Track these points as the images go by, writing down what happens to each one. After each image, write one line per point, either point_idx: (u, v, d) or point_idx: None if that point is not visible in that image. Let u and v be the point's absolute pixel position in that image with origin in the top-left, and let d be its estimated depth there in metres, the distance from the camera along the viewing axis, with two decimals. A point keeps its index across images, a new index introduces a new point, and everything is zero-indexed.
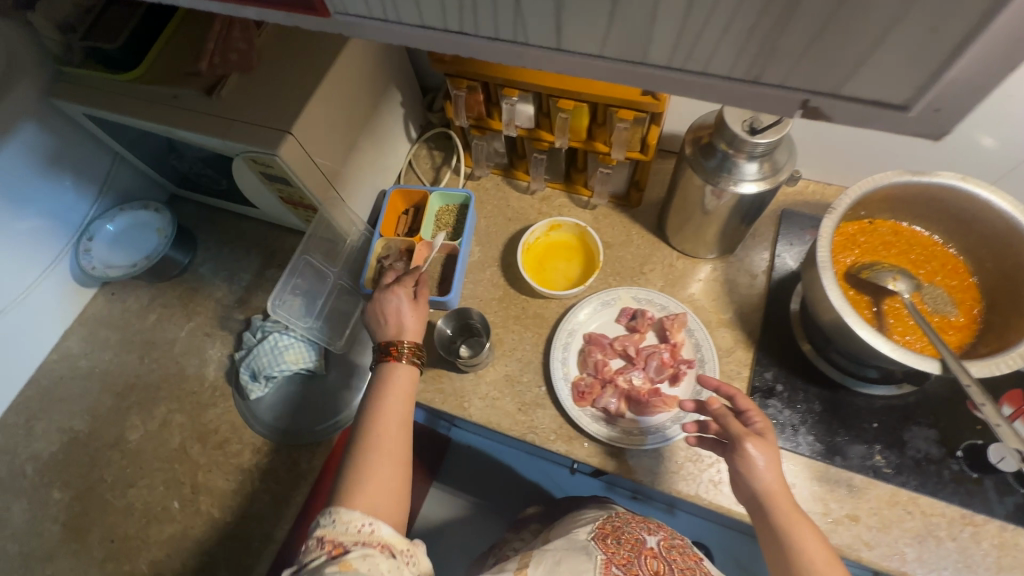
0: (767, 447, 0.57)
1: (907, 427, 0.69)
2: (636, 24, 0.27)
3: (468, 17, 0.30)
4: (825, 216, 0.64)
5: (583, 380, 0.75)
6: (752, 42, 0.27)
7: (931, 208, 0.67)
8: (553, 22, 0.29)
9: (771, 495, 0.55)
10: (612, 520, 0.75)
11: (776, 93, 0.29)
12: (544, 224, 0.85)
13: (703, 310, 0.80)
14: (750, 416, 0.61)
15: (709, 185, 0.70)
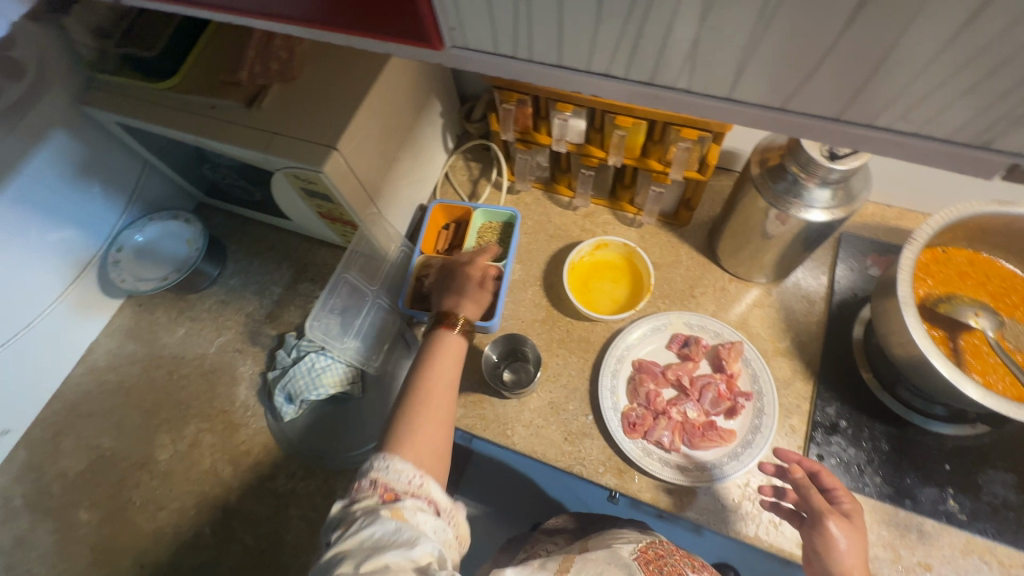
0: (849, 524, 0.53)
1: (982, 470, 0.65)
2: (830, 79, 0.27)
3: (625, 61, 0.30)
4: (905, 246, 0.60)
5: (634, 411, 0.72)
6: (969, 103, 0.26)
7: (1014, 238, 0.63)
8: (734, 72, 0.28)
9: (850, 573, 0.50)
10: (655, 546, 0.59)
11: (977, 155, 0.28)
12: (590, 243, 0.82)
13: (758, 338, 0.76)
14: (836, 493, 0.56)
15: (774, 209, 0.66)
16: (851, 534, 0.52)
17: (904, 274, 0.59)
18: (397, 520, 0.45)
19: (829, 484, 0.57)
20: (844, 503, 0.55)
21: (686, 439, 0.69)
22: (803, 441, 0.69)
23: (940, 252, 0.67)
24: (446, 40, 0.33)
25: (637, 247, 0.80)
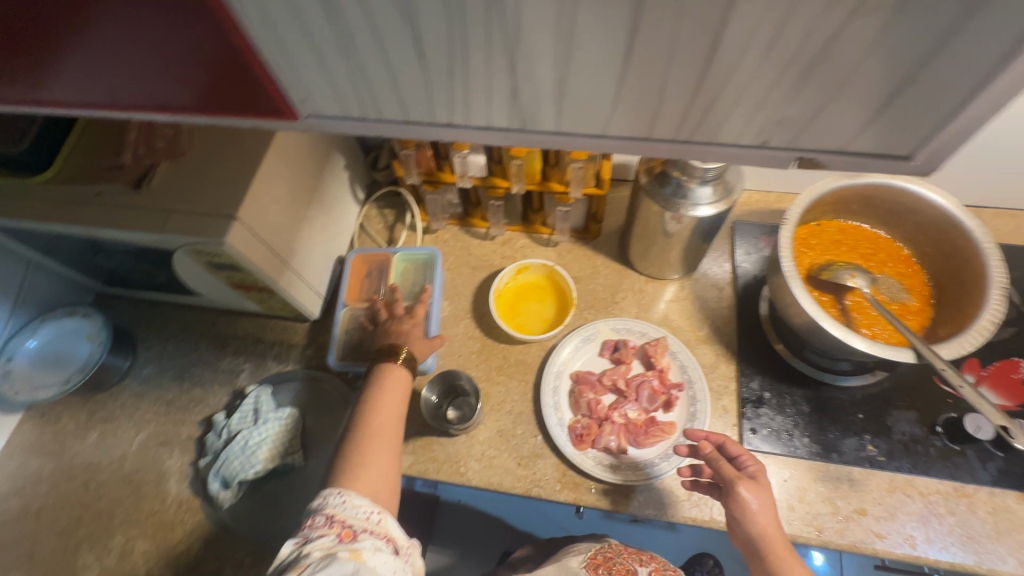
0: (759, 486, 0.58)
1: (888, 412, 0.72)
2: (638, 109, 0.32)
3: (458, 110, 0.35)
4: (780, 227, 0.67)
5: (578, 422, 0.74)
6: (754, 115, 0.31)
7: (870, 204, 0.72)
8: (551, 111, 0.33)
9: (760, 535, 0.55)
10: (604, 550, 0.69)
11: (775, 154, 0.34)
12: (511, 269, 0.84)
13: (680, 330, 0.81)
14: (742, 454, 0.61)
15: (668, 212, 0.72)
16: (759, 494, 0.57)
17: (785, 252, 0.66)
18: (355, 560, 0.47)
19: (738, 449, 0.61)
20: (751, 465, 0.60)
21: (631, 439, 0.72)
22: (736, 418, 0.74)
23: (813, 225, 0.75)
24: (297, 110, 0.37)
25: (556, 266, 0.83)
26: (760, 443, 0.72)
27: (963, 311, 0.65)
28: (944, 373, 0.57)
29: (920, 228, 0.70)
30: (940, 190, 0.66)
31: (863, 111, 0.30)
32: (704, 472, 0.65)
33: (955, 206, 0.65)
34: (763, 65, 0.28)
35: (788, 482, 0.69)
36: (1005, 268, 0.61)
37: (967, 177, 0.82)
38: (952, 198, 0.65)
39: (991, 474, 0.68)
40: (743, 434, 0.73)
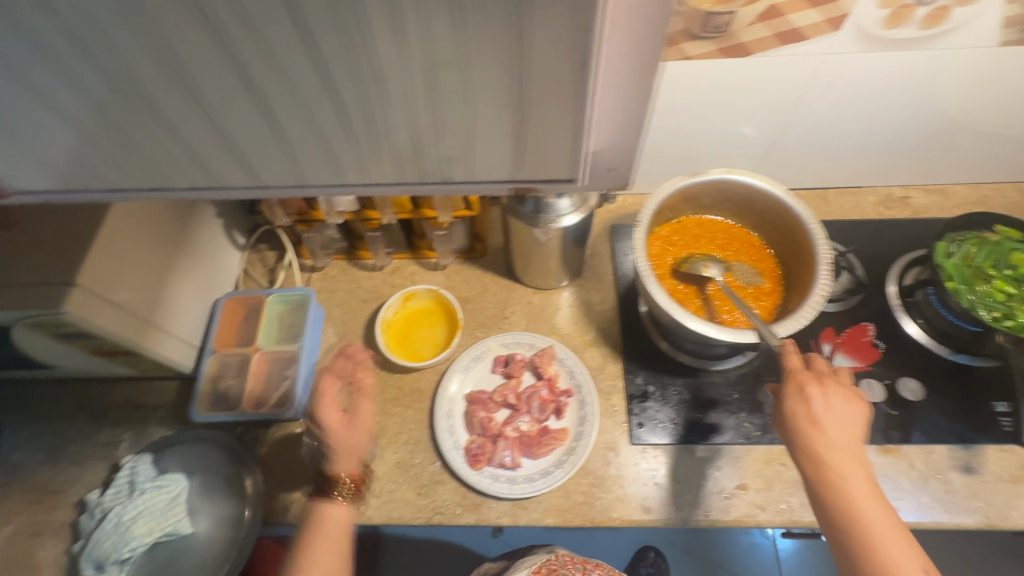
0: (835, 488, 0.52)
1: (760, 388, 0.77)
2: (320, 161, 0.41)
3: (164, 176, 0.43)
4: (634, 230, 0.70)
5: (473, 442, 0.74)
6: (412, 162, 0.41)
7: (718, 198, 0.77)
8: (242, 169, 0.42)
9: (886, 528, 0.50)
10: (549, 563, 0.69)
11: (465, 184, 0.45)
12: (396, 297, 0.84)
13: (568, 336, 0.84)
14: (821, 412, 0.54)
15: (534, 227, 0.75)
16: (851, 473, 0.52)
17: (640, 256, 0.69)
18: None
19: (815, 407, 0.54)
20: (819, 455, 0.53)
21: (525, 451, 0.73)
22: (625, 415, 0.77)
23: (672, 224, 0.80)
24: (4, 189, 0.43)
25: (441, 289, 0.84)
26: (647, 435, 0.75)
27: (801, 287, 0.71)
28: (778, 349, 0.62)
29: (764, 215, 0.76)
30: (769, 181, 0.72)
31: (507, 149, 0.40)
32: None
33: (783, 195, 0.71)
34: (372, 123, 0.37)
35: (675, 469, 0.73)
36: (828, 246, 0.67)
37: (810, 163, 0.89)
38: (778, 187, 0.71)
39: None
40: (631, 429, 0.75)
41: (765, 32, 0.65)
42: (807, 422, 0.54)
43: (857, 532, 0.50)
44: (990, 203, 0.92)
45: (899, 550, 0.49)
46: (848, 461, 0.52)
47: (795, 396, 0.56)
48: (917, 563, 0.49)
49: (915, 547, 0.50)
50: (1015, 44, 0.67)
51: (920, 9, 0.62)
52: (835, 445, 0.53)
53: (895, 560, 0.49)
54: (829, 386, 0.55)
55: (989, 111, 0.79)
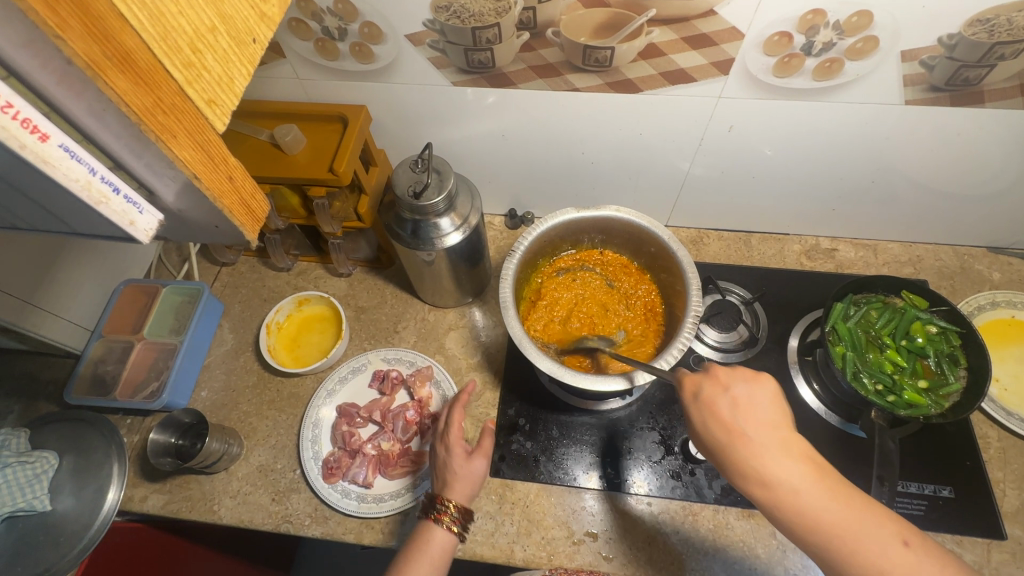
0: (772, 488, 0.45)
1: (631, 434, 0.75)
2: None
3: None
4: (507, 258, 0.69)
5: (331, 455, 0.74)
6: None
7: (608, 235, 0.74)
8: None
9: (842, 511, 0.43)
10: None
11: None
12: (289, 301, 0.84)
13: (454, 358, 0.83)
14: (731, 413, 0.49)
15: (415, 249, 0.72)
16: (783, 464, 0.45)
17: (506, 285, 0.67)
18: None
19: (722, 410, 0.49)
20: (738, 457, 0.47)
21: (380, 470, 0.73)
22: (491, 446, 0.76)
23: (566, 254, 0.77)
24: None
25: (331, 298, 0.84)
26: (506, 470, 0.73)
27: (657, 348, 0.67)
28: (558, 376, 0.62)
29: (657, 259, 0.72)
30: (656, 224, 0.68)
31: None
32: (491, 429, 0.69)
33: (667, 240, 0.67)
34: None
35: (530, 506, 0.71)
36: (700, 302, 0.63)
37: (726, 202, 0.87)
38: (664, 231, 0.67)
39: (715, 492, 0.70)
40: (492, 461, 0.74)
41: (650, 71, 0.63)
42: (722, 429, 0.49)
43: (815, 530, 0.43)
44: (921, 264, 0.88)
45: (864, 531, 0.43)
46: (770, 449, 0.46)
47: (697, 405, 0.51)
48: (895, 549, 0.42)
49: (885, 522, 0.43)
50: (923, 103, 0.63)
51: (809, 61, 0.59)
52: (759, 446, 0.46)
53: (860, 543, 0.42)
54: (726, 379, 0.51)
55: (911, 169, 0.75)
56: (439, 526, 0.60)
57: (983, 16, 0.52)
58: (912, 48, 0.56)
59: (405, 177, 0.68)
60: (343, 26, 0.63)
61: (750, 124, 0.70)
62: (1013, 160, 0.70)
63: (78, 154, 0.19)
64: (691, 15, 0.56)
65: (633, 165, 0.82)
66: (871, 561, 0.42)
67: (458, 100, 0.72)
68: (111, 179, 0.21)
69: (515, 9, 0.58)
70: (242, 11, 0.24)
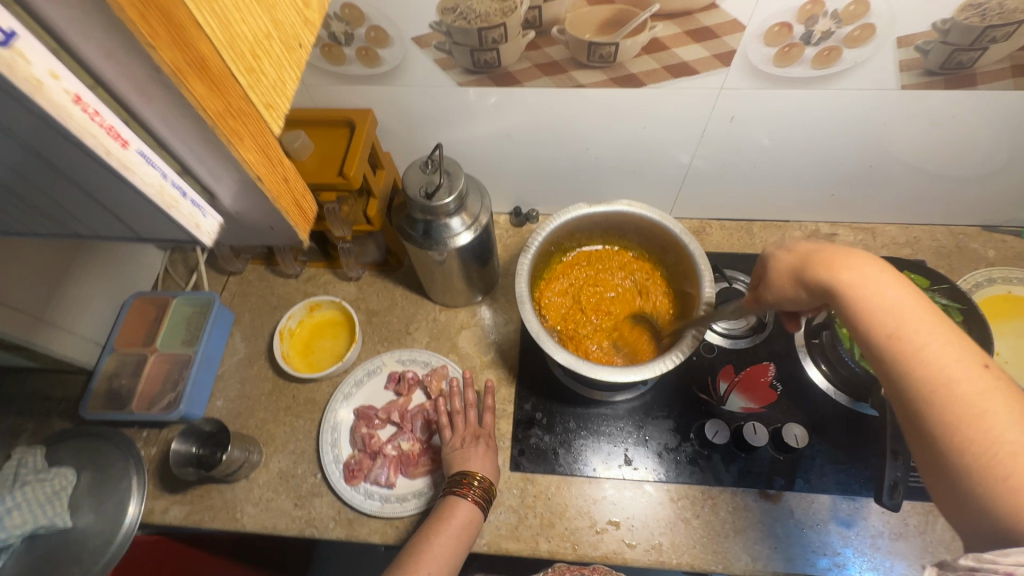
0: (842, 300, 0.41)
1: (647, 423, 0.76)
2: None
3: None
4: (521, 253, 0.69)
5: (352, 458, 0.74)
6: None
7: (619, 229, 0.75)
8: None
9: (933, 335, 0.37)
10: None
11: None
12: (300, 307, 0.84)
13: (467, 357, 0.84)
14: (796, 249, 0.47)
15: (428, 249, 0.72)
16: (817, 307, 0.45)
17: (522, 281, 0.68)
18: None
19: (788, 248, 0.48)
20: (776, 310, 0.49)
21: (401, 470, 0.73)
22: (510, 441, 0.77)
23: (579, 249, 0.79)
24: None
25: (343, 302, 0.84)
26: (527, 464, 0.74)
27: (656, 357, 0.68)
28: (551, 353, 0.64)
29: (677, 263, 0.73)
30: (667, 217, 0.69)
31: None
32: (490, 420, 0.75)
33: (680, 235, 0.68)
34: None
35: (552, 498, 0.72)
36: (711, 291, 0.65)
37: (728, 191, 0.89)
38: (677, 226, 0.68)
39: (732, 475, 0.72)
40: (512, 456, 0.75)
41: (654, 65, 0.64)
42: (779, 270, 0.48)
43: (884, 352, 0.39)
44: (918, 244, 0.90)
45: (929, 341, 0.37)
46: (851, 266, 0.42)
47: (762, 258, 0.51)
48: (966, 370, 0.36)
49: (964, 347, 0.37)
50: (918, 87, 0.65)
51: (808, 49, 0.60)
52: (826, 269, 0.44)
53: (913, 351, 0.38)
54: (784, 236, 0.50)
55: (908, 152, 0.77)
56: (467, 500, 0.64)
57: (976, 1, 0.54)
58: (909, 34, 0.58)
59: (415, 178, 0.69)
60: (349, 31, 0.63)
61: (752, 115, 0.71)
62: (1005, 140, 0.72)
63: (153, 159, 0.20)
64: (694, 9, 0.57)
65: (637, 159, 0.83)
66: (929, 371, 0.36)
67: (465, 101, 0.73)
68: (179, 183, 0.22)
69: (520, 9, 0.59)
70: (290, 17, 0.25)
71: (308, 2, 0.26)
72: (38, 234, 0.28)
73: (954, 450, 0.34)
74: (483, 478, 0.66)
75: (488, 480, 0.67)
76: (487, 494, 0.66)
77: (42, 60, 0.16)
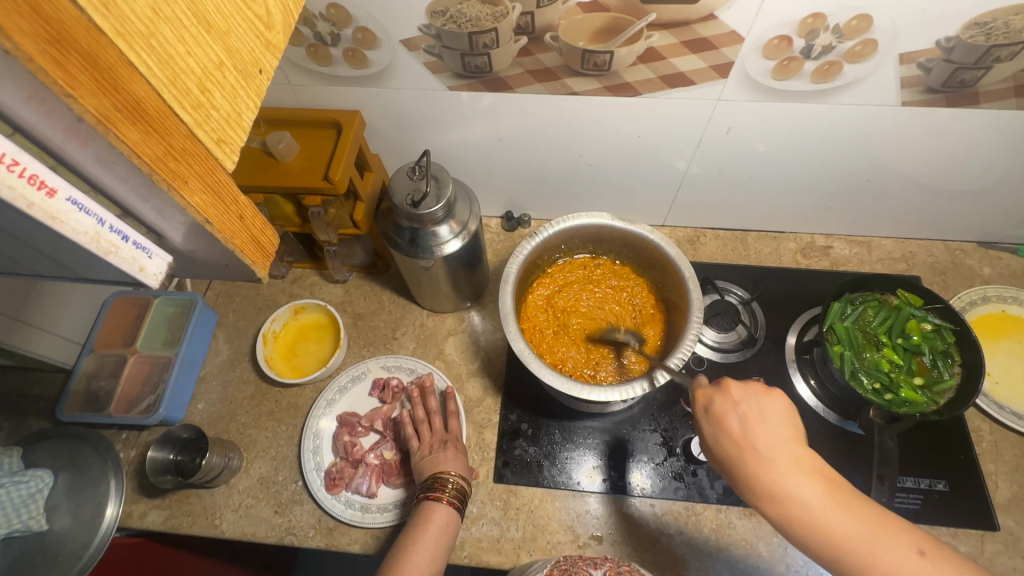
0: (779, 501, 0.45)
1: (634, 436, 0.75)
2: None
3: None
4: (508, 263, 0.68)
5: (334, 466, 0.73)
6: None
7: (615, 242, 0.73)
8: None
9: (860, 532, 0.43)
10: (560, 563, 0.62)
11: None
12: (285, 310, 0.83)
13: (454, 364, 0.83)
14: (741, 428, 0.48)
15: (416, 257, 0.71)
16: (800, 482, 0.45)
17: (507, 287, 0.67)
18: None
19: (732, 425, 0.48)
20: (750, 475, 0.46)
21: (383, 480, 0.73)
22: (494, 452, 0.76)
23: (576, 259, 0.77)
24: None
25: (328, 305, 0.82)
26: (510, 475, 0.73)
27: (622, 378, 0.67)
28: (520, 350, 0.64)
29: (676, 315, 0.70)
30: (682, 258, 0.67)
31: None
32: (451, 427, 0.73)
33: (687, 278, 0.66)
34: None
35: (536, 510, 0.72)
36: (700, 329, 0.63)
37: (723, 201, 0.87)
38: (687, 270, 0.66)
39: (717, 492, 0.71)
40: (496, 468, 0.74)
41: (649, 74, 0.62)
42: (733, 445, 0.48)
43: (833, 549, 0.43)
44: (914, 260, 0.89)
45: (848, 526, 0.43)
46: (784, 463, 0.45)
47: (708, 419, 0.50)
48: (888, 545, 0.42)
49: (882, 523, 0.43)
50: (920, 105, 0.63)
51: (808, 64, 0.59)
52: (772, 462, 0.46)
53: (853, 538, 0.43)
54: (737, 395, 0.49)
55: (906, 167, 0.76)
56: (443, 503, 0.63)
57: (981, 20, 0.52)
58: (911, 51, 0.56)
59: (403, 185, 0.67)
60: (336, 32, 0.61)
61: (749, 127, 0.70)
62: (1005, 158, 0.71)
63: (86, 205, 0.19)
64: (691, 19, 0.55)
65: (634, 168, 0.81)
66: (875, 560, 0.42)
67: (454, 104, 0.70)
68: (120, 228, 0.20)
69: (512, 15, 0.57)
70: (248, 43, 0.23)
71: (269, 24, 0.24)
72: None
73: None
74: (457, 479, 0.66)
75: (463, 480, 0.67)
76: (462, 496, 0.65)
77: None
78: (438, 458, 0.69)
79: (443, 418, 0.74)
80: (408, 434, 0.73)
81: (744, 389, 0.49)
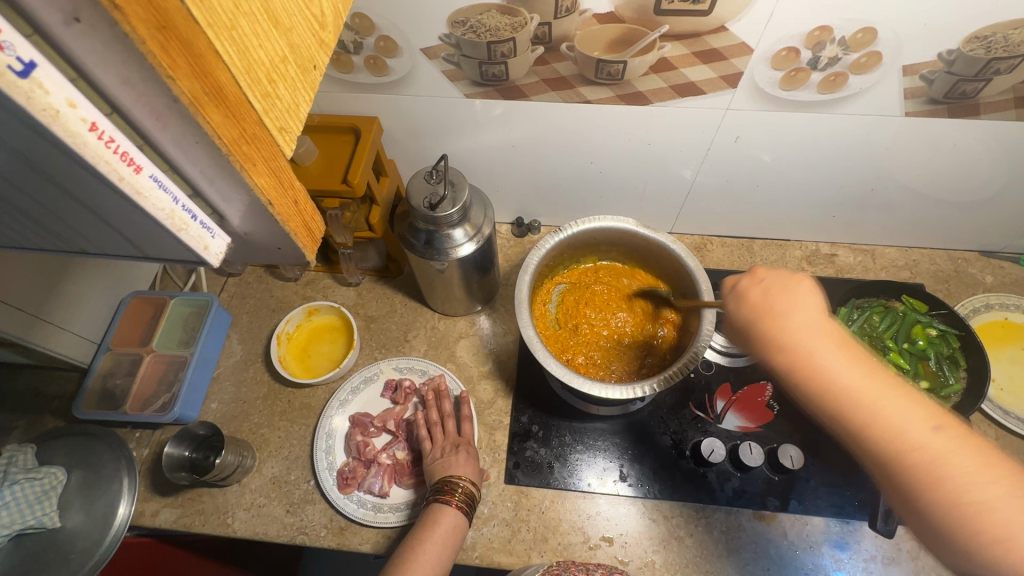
0: (793, 361, 0.46)
1: (643, 438, 0.76)
2: None
3: None
4: (529, 255, 0.70)
5: (346, 466, 0.74)
6: None
7: (637, 249, 0.75)
8: None
9: (874, 393, 0.42)
10: (555, 565, 0.63)
11: None
12: (299, 312, 0.84)
13: (465, 366, 0.84)
14: (762, 300, 0.50)
15: (431, 259, 0.72)
16: (816, 347, 0.45)
17: (525, 276, 0.68)
18: None
19: (753, 297, 0.50)
20: (766, 333, 0.48)
21: (394, 480, 0.73)
22: (505, 453, 0.76)
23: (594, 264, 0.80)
24: None
25: (342, 307, 0.84)
26: (521, 476, 0.74)
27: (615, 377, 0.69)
28: (530, 335, 0.65)
29: (688, 334, 0.70)
30: (701, 271, 0.68)
31: None
32: (466, 431, 0.74)
33: (703, 291, 0.67)
34: None
35: (547, 512, 0.72)
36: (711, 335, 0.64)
37: (729, 208, 0.89)
38: (704, 283, 0.67)
39: (727, 495, 0.72)
40: (507, 469, 0.75)
41: (661, 83, 0.64)
42: (753, 315, 0.50)
43: (838, 409, 0.43)
44: (917, 268, 0.91)
45: (904, 418, 0.40)
46: (800, 329, 0.46)
47: (733, 296, 0.53)
48: (908, 415, 0.41)
49: (922, 404, 0.41)
50: (923, 116, 0.65)
51: (814, 74, 0.61)
52: (785, 324, 0.47)
53: (906, 436, 0.40)
54: (763, 275, 0.51)
55: (909, 178, 0.78)
56: (451, 505, 0.64)
57: (981, 33, 0.54)
58: (914, 63, 0.58)
59: (419, 188, 0.69)
60: (359, 40, 0.63)
61: (757, 136, 0.72)
62: (1006, 168, 0.73)
63: (166, 183, 0.20)
64: (703, 31, 0.57)
65: (642, 177, 0.84)
66: (918, 455, 0.39)
67: (469, 111, 0.72)
68: (190, 207, 0.21)
69: (530, 25, 0.59)
70: (306, 40, 0.24)
71: (323, 23, 0.25)
72: (39, 248, 0.29)
73: (926, 497, 0.39)
74: (468, 482, 0.66)
75: (473, 485, 0.67)
76: (471, 498, 0.66)
77: (60, 89, 0.16)
78: (450, 461, 0.69)
79: (455, 421, 0.75)
80: (422, 436, 0.74)
81: (770, 269, 0.51)
